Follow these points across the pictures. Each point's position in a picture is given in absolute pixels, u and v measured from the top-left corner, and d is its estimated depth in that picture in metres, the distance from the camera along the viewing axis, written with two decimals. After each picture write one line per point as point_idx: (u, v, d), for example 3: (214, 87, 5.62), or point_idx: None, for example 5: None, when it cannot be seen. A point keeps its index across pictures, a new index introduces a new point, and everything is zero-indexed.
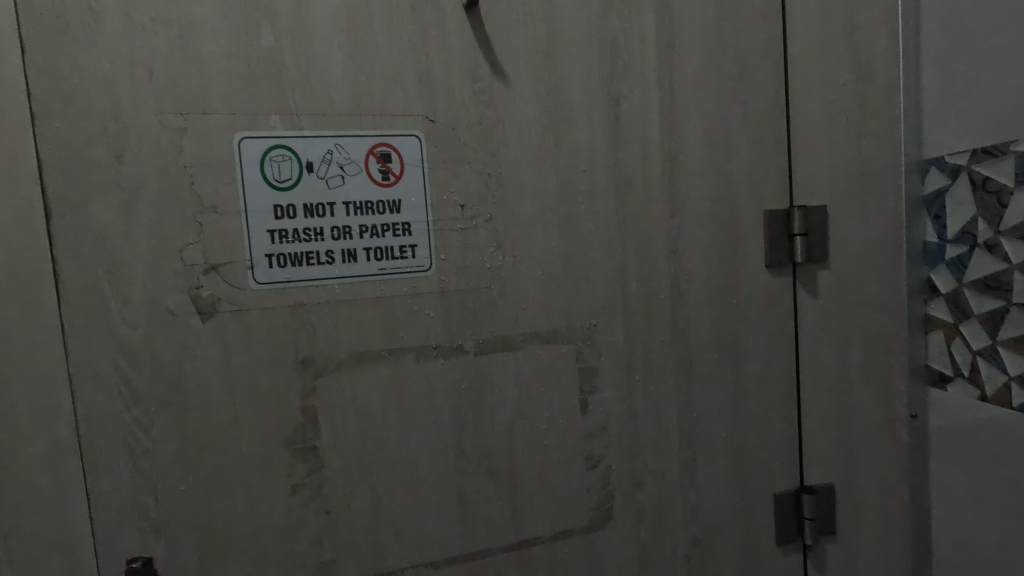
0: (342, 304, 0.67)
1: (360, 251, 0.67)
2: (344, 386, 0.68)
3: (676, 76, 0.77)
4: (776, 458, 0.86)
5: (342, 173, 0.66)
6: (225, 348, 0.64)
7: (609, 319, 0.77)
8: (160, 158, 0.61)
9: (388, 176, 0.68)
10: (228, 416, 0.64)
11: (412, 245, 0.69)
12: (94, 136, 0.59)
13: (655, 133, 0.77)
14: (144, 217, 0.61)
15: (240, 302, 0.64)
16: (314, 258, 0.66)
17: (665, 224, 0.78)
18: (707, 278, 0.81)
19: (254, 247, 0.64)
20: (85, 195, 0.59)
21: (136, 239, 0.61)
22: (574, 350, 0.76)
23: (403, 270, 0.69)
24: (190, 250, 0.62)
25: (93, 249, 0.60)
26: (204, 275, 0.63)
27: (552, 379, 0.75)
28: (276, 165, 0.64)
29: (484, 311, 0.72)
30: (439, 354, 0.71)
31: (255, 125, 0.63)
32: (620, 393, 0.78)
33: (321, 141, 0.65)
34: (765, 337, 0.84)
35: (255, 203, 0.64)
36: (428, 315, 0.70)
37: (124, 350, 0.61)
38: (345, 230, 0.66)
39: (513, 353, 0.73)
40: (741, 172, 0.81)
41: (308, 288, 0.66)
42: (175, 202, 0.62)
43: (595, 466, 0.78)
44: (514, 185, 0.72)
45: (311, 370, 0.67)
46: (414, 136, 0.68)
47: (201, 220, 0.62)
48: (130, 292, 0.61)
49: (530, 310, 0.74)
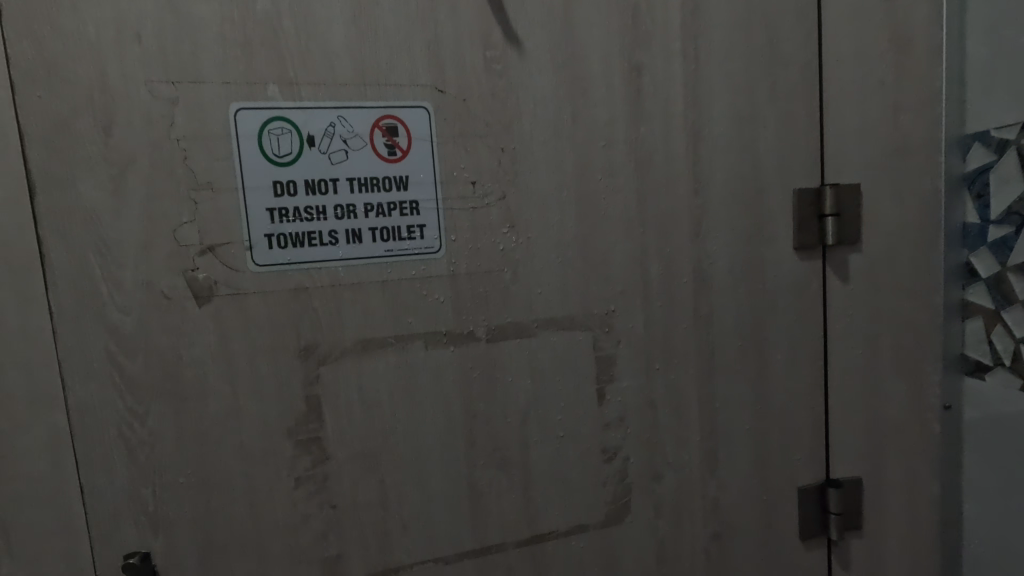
0: (347, 288, 0.63)
1: (365, 232, 0.63)
2: (350, 374, 0.64)
3: (702, 44, 0.72)
4: (800, 450, 0.82)
5: (345, 147, 0.62)
6: (223, 334, 0.60)
7: (628, 305, 0.73)
8: (151, 131, 0.57)
9: (394, 150, 0.63)
10: (227, 405, 0.61)
11: (420, 225, 0.65)
12: (80, 107, 0.55)
13: (678, 106, 0.72)
14: (136, 195, 0.57)
15: (238, 286, 0.60)
16: (317, 238, 0.62)
17: (687, 203, 0.74)
18: (731, 262, 0.76)
19: (253, 227, 0.60)
20: (72, 170, 0.55)
21: (127, 218, 0.57)
22: (591, 337, 0.72)
23: (411, 252, 0.65)
24: (185, 229, 0.59)
25: (82, 229, 0.56)
26: (200, 257, 0.59)
27: (568, 368, 0.71)
28: (274, 138, 0.60)
29: (496, 296, 0.68)
30: (448, 341, 0.67)
31: (252, 95, 0.59)
32: (639, 382, 0.74)
33: (322, 112, 0.61)
34: (790, 324, 0.80)
35: (253, 179, 0.59)
36: (437, 300, 0.66)
37: (117, 336, 0.58)
38: (349, 209, 0.62)
39: (527, 341, 0.69)
40: (769, 148, 0.76)
41: (310, 270, 0.62)
42: (168, 178, 0.58)
43: (612, 458, 0.74)
44: (529, 161, 0.68)
45: (314, 358, 0.63)
46: (423, 108, 0.64)
47: (196, 198, 0.59)
48: (121, 275, 0.57)
49: (545, 295, 0.70)
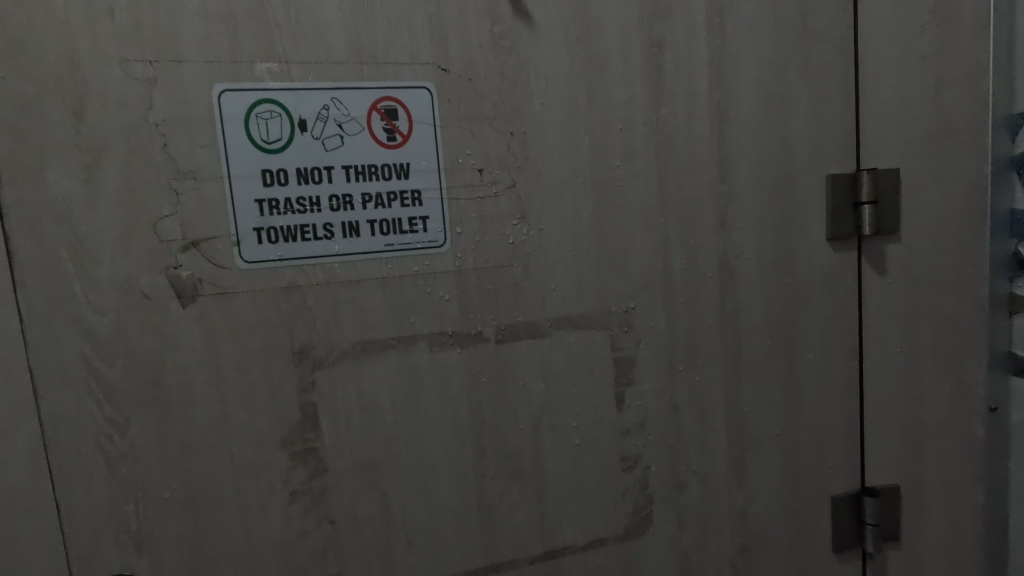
0: (343, 286, 0.58)
1: (363, 224, 0.58)
2: (349, 379, 0.59)
3: (727, 16, 0.66)
4: (834, 456, 0.76)
5: (340, 132, 0.57)
6: (210, 336, 0.55)
7: (648, 302, 0.67)
8: (126, 115, 0.52)
9: (393, 135, 0.58)
10: (215, 414, 0.56)
11: (423, 217, 0.59)
12: (48, 89, 0.50)
13: (702, 84, 0.66)
14: (111, 185, 0.52)
15: (225, 284, 0.55)
16: (311, 232, 0.57)
17: (712, 190, 0.68)
18: (760, 254, 0.71)
19: (240, 220, 0.55)
20: (41, 158, 0.50)
21: (103, 211, 0.52)
22: (609, 337, 0.66)
23: (414, 246, 0.59)
24: (167, 223, 0.54)
25: (53, 223, 0.51)
26: (183, 253, 0.54)
27: (584, 370, 0.66)
28: (263, 122, 0.55)
29: (507, 293, 0.63)
30: (455, 342, 0.62)
31: (237, 75, 0.54)
32: (661, 385, 0.69)
33: (315, 94, 0.56)
34: (823, 320, 0.74)
35: (240, 168, 0.54)
36: (442, 298, 0.61)
37: (93, 340, 0.53)
38: (345, 199, 0.57)
39: (540, 341, 0.64)
40: (800, 130, 0.70)
41: (303, 266, 0.57)
42: (146, 167, 0.53)
43: (633, 467, 0.69)
44: (541, 146, 0.62)
45: (309, 362, 0.58)
46: (424, 89, 0.58)
47: (178, 188, 0.53)
48: (97, 273, 0.52)
49: (559, 291, 0.64)
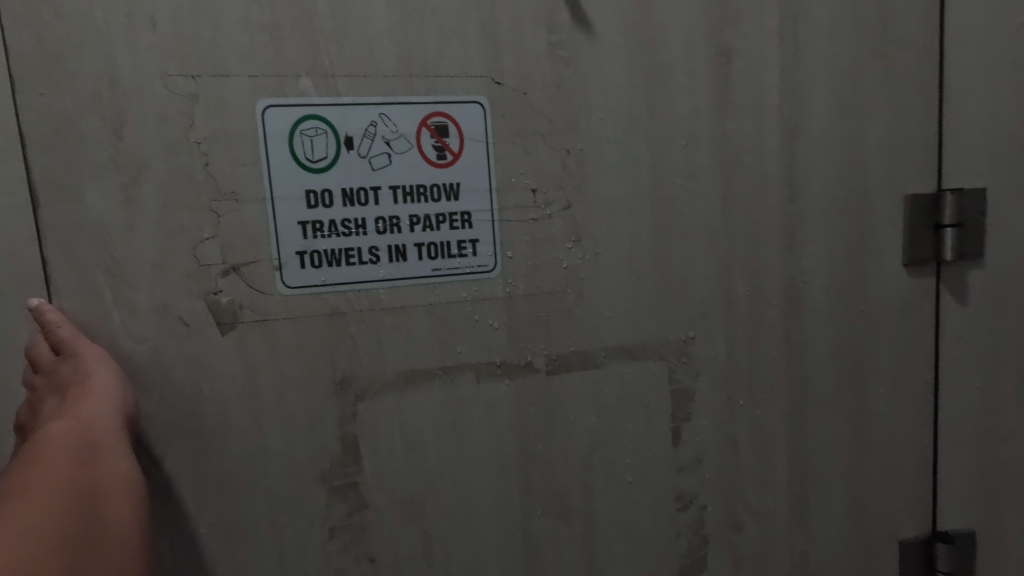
0: (388, 313, 0.55)
1: (410, 248, 0.55)
2: (391, 410, 0.56)
3: (801, 22, 0.61)
4: (904, 498, 0.71)
5: (388, 150, 0.53)
6: (249, 365, 0.52)
7: (708, 331, 0.63)
8: (166, 132, 0.49)
9: (443, 153, 0.54)
10: (252, 446, 0.53)
11: (472, 240, 0.56)
12: (87, 104, 0.48)
13: (773, 96, 0.61)
14: (151, 206, 0.49)
15: (266, 310, 0.52)
16: (355, 256, 0.53)
17: (780, 210, 0.63)
18: (829, 279, 0.65)
19: (282, 243, 0.52)
20: (78, 176, 0.48)
21: (141, 233, 0.49)
22: (665, 367, 0.62)
23: (462, 271, 0.56)
24: (207, 245, 0.51)
25: (90, 245, 0.49)
26: (222, 277, 0.51)
27: (638, 403, 0.62)
28: (307, 140, 0.52)
29: (558, 321, 0.59)
30: (504, 373, 0.58)
31: (282, 90, 0.51)
32: (719, 420, 0.64)
33: (362, 110, 0.52)
34: (896, 351, 0.68)
35: (284, 188, 0.51)
36: (491, 325, 0.57)
37: (130, 368, 0.50)
38: (391, 222, 0.54)
39: (592, 372, 0.60)
40: (876, 146, 0.65)
41: (346, 292, 0.54)
42: (186, 187, 0.50)
43: (687, 506, 0.64)
44: (598, 164, 0.58)
45: (350, 393, 0.55)
46: (476, 103, 0.54)
47: (218, 209, 0.51)
48: (134, 298, 0.50)
49: (614, 319, 0.60)
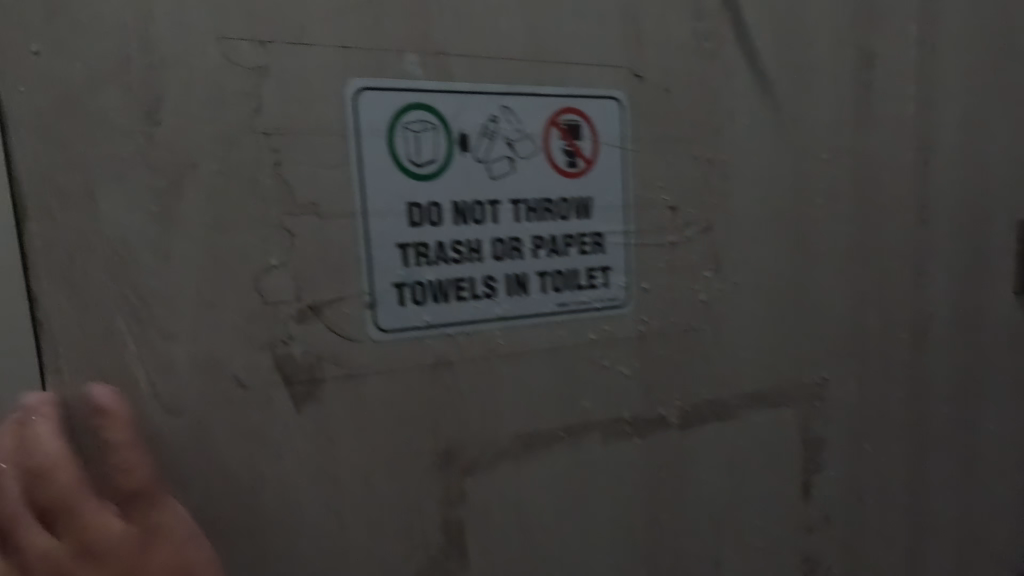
0: (504, 360, 0.43)
1: (532, 277, 0.43)
2: (504, 485, 0.44)
3: (938, 30, 0.55)
4: (1005, 539, 0.67)
5: (510, 153, 0.42)
6: (326, 439, 0.39)
7: (841, 370, 0.55)
8: (223, 120, 0.35)
9: (575, 160, 0.43)
10: (327, 548, 0.39)
11: (604, 268, 0.45)
12: (109, 73, 0.33)
13: (909, 108, 0.55)
14: (198, 221, 0.35)
15: (352, 363, 0.39)
16: (467, 288, 0.41)
17: (912, 234, 0.57)
18: (952, 309, 0.60)
19: (376, 271, 0.39)
20: (91, 178, 0.33)
21: (184, 260, 0.35)
22: (797, 414, 0.54)
23: (591, 306, 0.45)
24: (274, 276, 0.37)
25: (106, 278, 0.34)
26: (295, 321, 0.37)
27: (770, 456, 0.53)
28: (412, 136, 0.39)
29: (694, 365, 0.49)
30: (634, 431, 0.47)
31: (381, 69, 0.38)
32: (847, 469, 0.57)
33: (481, 100, 0.41)
34: (1004, 384, 0.64)
35: (380, 200, 0.39)
36: (621, 372, 0.46)
37: (160, 450, 0.35)
38: (511, 245, 0.42)
39: (727, 424, 0.51)
40: (996, 167, 0.60)
41: (455, 335, 0.41)
42: (249, 196, 0.36)
43: (815, 569, 0.56)
44: (740, 178, 0.49)
45: (456, 466, 0.42)
46: (613, 100, 0.44)
47: (292, 226, 0.37)
48: (170, 353, 0.35)
49: (751, 362, 0.51)
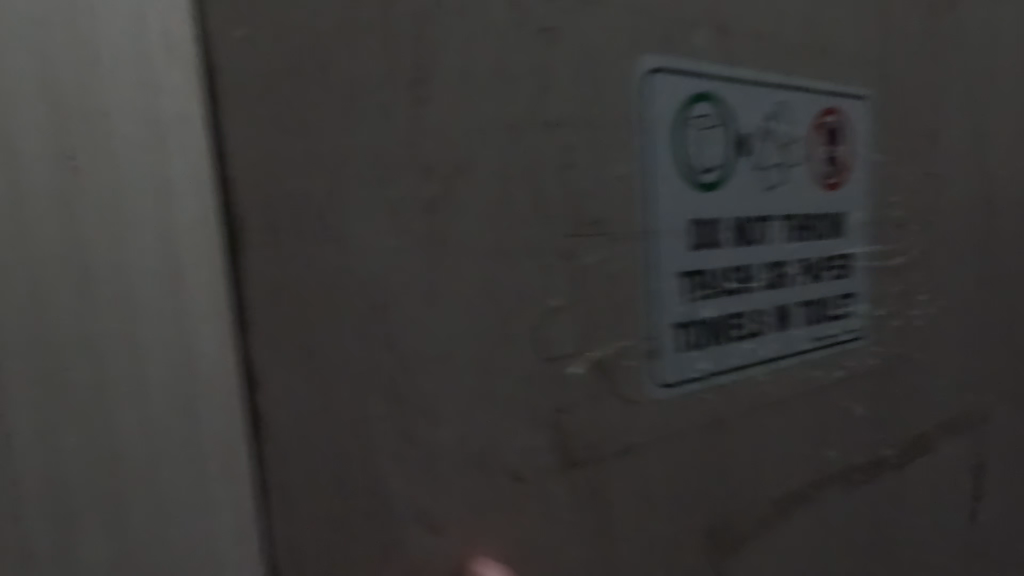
0: (770, 410, 0.35)
1: (794, 309, 0.36)
2: (769, 563, 0.35)
3: None
4: None
5: (784, 160, 0.34)
6: (608, 537, 0.28)
7: (1005, 391, 0.53)
8: (503, 100, 0.25)
9: (832, 172, 0.37)
10: None
11: (851, 294, 0.39)
12: (369, 23, 0.22)
13: None
14: (472, 242, 0.24)
15: (634, 430, 0.29)
16: (742, 325, 0.33)
17: None
18: None
19: (660, 307, 0.30)
20: (340, 179, 0.22)
21: (454, 300, 0.24)
22: (975, 440, 0.51)
23: (839, 341, 0.38)
24: (557, 318, 0.26)
25: (354, 330, 0.22)
26: (577, 378, 0.27)
27: (956, 488, 0.50)
28: (702, 135, 0.30)
29: (909, 398, 0.44)
30: (864, 478, 0.42)
31: (670, 44, 0.29)
32: (1010, 494, 0.55)
33: (760, 94, 0.33)
34: None
35: (669, 215, 0.29)
36: (857, 413, 0.41)
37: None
38: (782, 269, 0.35)
39: (929, 458, 0.47)
40: None
41: (730, 384, 0.33)
42: (531, 206, 0.25)
43: None
44: (950, 192, 0.45)
45: (726, 547, 0.33)
46: (862, 102, 0.38)
47: (579, 249, 0.27)
48: (436, 437, 0.24)
49: (950, 389, 0.47)
